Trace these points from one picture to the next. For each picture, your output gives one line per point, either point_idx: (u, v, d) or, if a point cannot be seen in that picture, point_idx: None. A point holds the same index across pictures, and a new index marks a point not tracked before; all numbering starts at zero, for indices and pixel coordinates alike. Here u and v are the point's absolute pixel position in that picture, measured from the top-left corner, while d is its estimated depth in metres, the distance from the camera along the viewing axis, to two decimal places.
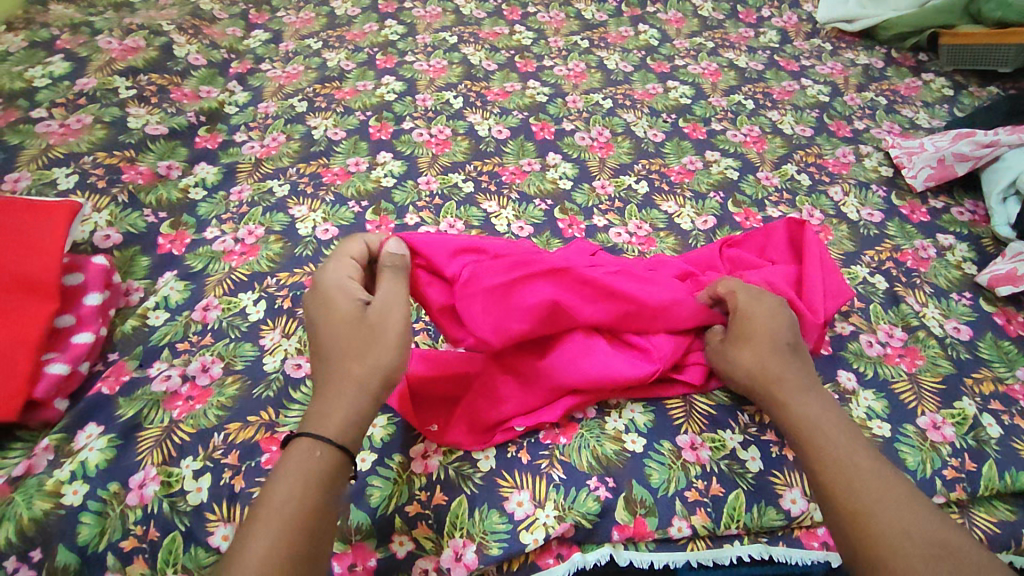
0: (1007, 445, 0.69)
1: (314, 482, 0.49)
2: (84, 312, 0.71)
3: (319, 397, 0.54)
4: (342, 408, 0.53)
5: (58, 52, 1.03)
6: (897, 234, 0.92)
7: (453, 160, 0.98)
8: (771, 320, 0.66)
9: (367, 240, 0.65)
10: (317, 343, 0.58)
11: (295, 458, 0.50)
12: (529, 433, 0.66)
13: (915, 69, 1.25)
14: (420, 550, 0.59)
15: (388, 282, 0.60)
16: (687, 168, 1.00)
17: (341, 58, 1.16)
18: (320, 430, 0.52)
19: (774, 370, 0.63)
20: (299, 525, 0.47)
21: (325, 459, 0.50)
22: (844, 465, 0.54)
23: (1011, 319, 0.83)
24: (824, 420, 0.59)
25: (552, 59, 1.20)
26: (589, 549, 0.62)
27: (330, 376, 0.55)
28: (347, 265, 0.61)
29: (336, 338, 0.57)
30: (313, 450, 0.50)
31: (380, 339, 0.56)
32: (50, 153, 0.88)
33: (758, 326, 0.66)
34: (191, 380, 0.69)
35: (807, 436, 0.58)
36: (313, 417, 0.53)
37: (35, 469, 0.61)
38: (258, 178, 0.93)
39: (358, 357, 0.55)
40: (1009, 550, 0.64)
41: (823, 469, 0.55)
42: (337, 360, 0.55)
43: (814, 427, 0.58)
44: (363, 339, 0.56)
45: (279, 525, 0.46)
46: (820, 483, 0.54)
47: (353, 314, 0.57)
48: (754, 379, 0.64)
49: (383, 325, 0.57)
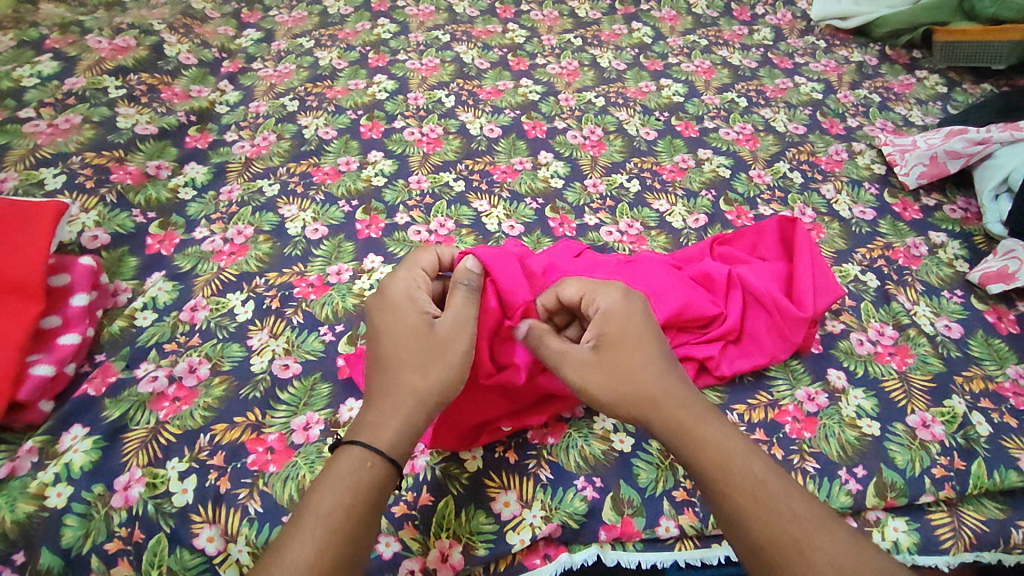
0: (996, 443, 0.69)
1: (362, 496, 0.48)
2: (70, 313, 0.70)
3: (374, 406, 0.53)
4: (397, 423, 0.52)
5: (47, 52, 1.02)
6: (889, 232, 0.92)
7: (444, 159, 0.98)
8: (641, 321, 0.57)
9: (439, 252, 0.63)
10: (380, 352, 0.56)
11: (345, 466, 0.49)
12: (517, 433, 0.67)
13: (908, 67, 1.25)
14: (407, 551, 0.59)
15: (459, 301, 0.58)
16: (679, 167, 1.00)
17: (332, 57, 1.15)
18: (374, 442, 0.50)
19: (667, 391, 0.53)
20: (342, 539, 0.46)
21: (374, 473, 0.49)
22: (780, 514, 0.47)
23: (1002, 317, 0.82)
24: (739, 455, 0.50)
25: (545, 58, 1.20)
26: (577, 549, 0.61)
27: (388, 388, 0.54)
28: (417, 274, 0.59)
29: (401, 352, 0.55)
30: (364, 463, 0.49)
31: (444, 360, 0.55)
32: (38, 153, 0.87)
33: (631, 333, 0.56)
34: (178, 380, 0.69)
35: (730, 478, 0.49)
36: (366, 427, 0.52)
37: (19, 472, 0.61)
38: (248, 178, 0.93)
39: (421, 374, 0.54)
40: (998, 548, 0.64)
41: (756, 522, 0.47)
42: (399, 373, 0.54)
43: (735, 462, 0.49)
44: (427, 357, 0.55)
45: (323, 535, 0.46)
46: (757, 540, 0.47)
47: (421, 328, 0.56)
48: (646, 397, 0.53)
49: (451, 345, 0.56)
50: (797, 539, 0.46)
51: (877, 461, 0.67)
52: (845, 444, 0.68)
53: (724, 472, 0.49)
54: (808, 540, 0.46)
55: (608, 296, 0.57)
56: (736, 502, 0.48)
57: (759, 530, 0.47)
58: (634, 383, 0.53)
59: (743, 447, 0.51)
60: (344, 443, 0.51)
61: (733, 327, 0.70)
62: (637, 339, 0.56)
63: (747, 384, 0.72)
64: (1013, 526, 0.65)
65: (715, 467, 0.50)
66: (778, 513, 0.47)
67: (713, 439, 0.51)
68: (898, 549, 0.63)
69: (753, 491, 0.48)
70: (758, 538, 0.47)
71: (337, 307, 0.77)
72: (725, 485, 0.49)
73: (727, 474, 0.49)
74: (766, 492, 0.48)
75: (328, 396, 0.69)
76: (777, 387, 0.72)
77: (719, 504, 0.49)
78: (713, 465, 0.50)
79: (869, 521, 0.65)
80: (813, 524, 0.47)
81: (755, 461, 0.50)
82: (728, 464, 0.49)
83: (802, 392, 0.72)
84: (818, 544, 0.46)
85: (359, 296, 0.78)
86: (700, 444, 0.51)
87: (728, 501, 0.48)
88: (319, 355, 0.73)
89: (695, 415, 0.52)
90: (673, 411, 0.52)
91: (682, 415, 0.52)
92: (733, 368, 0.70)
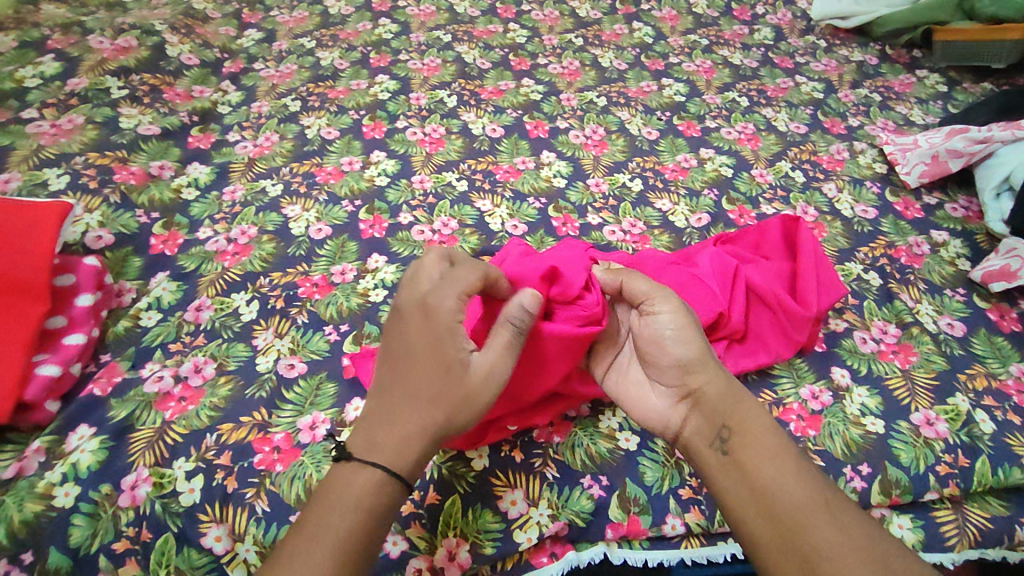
0: (999, 441, 0.69)
1: (378, 518, 0.51)
2: (76, 313, 0.71)
3: (393, 429, 0.54)
4: (409, 452, 0.53)
5: (49, 52, 1.02)
6: (892, 231, 0.92)
7: (447, 159, 0.98)
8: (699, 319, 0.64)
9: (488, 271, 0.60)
10: (405, 375, 0.55)
11: (365, 487, 0.51)
12: (523, 432, 0.67)
13: (909, 66, 1.25)
14: (414, 549, 0.59)
15: (499, 341, 0.57)
16: (682, 166, 1.00)
17: (335, 57, 1.15)
18: (394, 466, 0.52)
19: (718, 364, 0.60)
20: (354, 559, 0.49)
21: (392, 498, 0.52)
22: (814, 482, 0.53)
23: (1005, 314, 0.83)
24: (772, 427, 0.56)
25: (547, 57, 1.20)
26: (583, 547, 0.62)
27: (407, 416, 0.54)
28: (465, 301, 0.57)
29: (429, 386, 0.54)
30: (383, 486, 0.52)
31: (472, 405, 0.54)
32: (41, 154, 0.87)
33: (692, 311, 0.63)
34: (183, 380, 0.69)
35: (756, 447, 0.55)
36: (386, 449, 0.53)
37: (26, 472, 0.61)
38: (251, 178, 0.93)
39: (445, 411, 0.54)
40: (1002, 545, 0.65)
41: (791, 486, 0.52)
42: (420, 405, 0.54)
43: (759, 434, 0.55)
44: (454, 397, 0.54)
45: (338, 554, 0.48)
46: (792, 507, 0.51)
47: (455, 367, 0.55)
48: (703, 361, 0.58)
49: (479, 389, 0.55)
50: (829, 503, 0.51)
51: (881, 458, 0.67)
52: (850, 441, 0.68)
53: (766, 440, 0.55)
54: (839, 503, 0.52)
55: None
56: (771, 471, 0.53)
57: (795, 492, 0.52)
58: (697, 345, 0.59)
59: (778, 423, 0.57)
60: (359, 461, 0.53)
61: (740, 326, 0.70)
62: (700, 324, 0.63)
63: (752, 382, 0.73)
64: (1017, 523, 0.65)
65: (758, 436, 0.55)
66: (812, 481, 0.53)
67: (754, 416, 0.57)
68: None
69: (790, 459, 0.54)
70: (790, 500, 0.52)
71: (341, 307, 0.77)
72: (763, 457, 0.54)
73: (766, 446, 0.55)
74: (798, 464, 0.54)
75: (333, 396, 0.69)
76: (781, 385, 0.72)
77: (761, 469, 0.54)
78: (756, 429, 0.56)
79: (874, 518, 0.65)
80: (839, 494, 0.53)
81: (784, 437, 0.56)
82: (768, 433, 0.56)
83: (806, 391, 0.72)
84: (846, 508, 0.52)
85: (364, 296, 0.78)
86: (744, 417, 0.57)
87: (764, 470, 0.54)
88: (324, 354, 0.73)
89: (739, 391, 0.59)
90: (722, 380, 0.59)
91: (729, 386, 0.58)
92: (737, 367, 0.71)
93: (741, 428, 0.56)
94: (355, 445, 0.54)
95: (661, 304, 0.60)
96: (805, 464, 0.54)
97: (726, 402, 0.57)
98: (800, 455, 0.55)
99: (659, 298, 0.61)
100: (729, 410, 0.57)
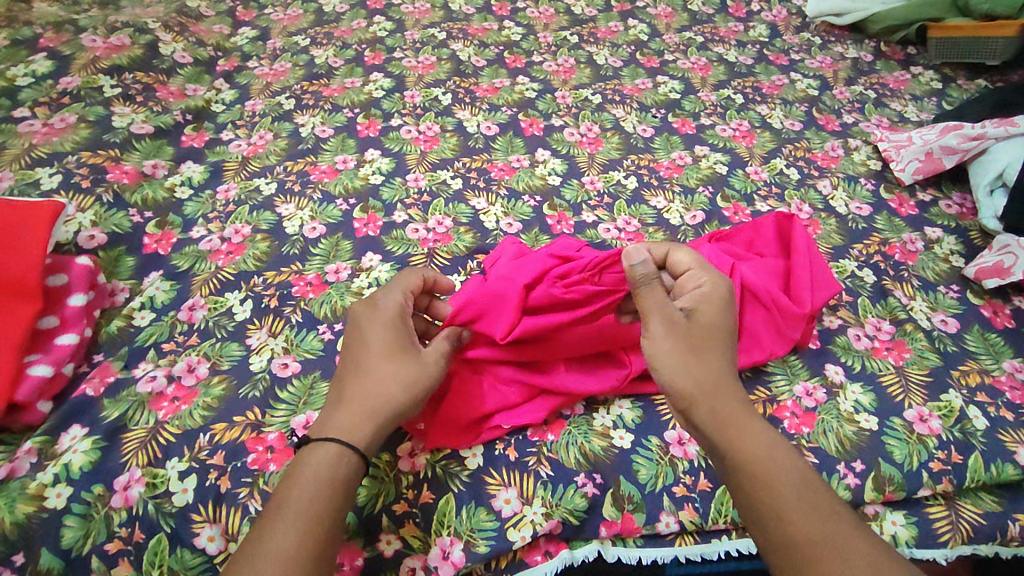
0: (992, 437, 0.70)
1: (338, 489, 0.51)
2: (68, 313, 0.70)
3: (347, 406, 0.55)
4: (366, 425, 0.54)
5: (41, 50, 1.02)
6: (886, 228, 0.92)
7: (442, 157, 0.98)
8: (727, 320, 0.59)
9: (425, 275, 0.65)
10: (358, 356, 0.58)
11: (322, 464, 0.52)
12: (517, 430, 0.66)
13: (903, 63, 1.26)
14: (408, 548, 0.60)
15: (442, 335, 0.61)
16: (676, 163, 1.00)
17: (329, 54, 1.15)
18: (350, 440, 0.53)
19: (723, 382, 0.56)
20: (323, 526, 0.49)
21: (350, 468, 0.52)
22: (814, 489, 0.51)
23: (998, 311, 0.83)
24: (771, 438, 0.54)
25: (541, 55, 1.20)
26: (578, 545, 0.62)
27: (363, 391, 0.56)
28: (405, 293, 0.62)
29: (377, 366, 0.57)
30: (341, 460, 0.52)
31: (425, 379, 0.57)
32: (33, 153, 0.87)
33: (711, 321, 0.58)
34: (176, 380, 0.69)
35: (761, 459, 0.52)
36: (341, 426, 0.54)
37: (17, 473, 0.61)
38: (245, 177, 0.93)
39: (400, 386, 0.56)
40: (995, 541, 0.65)
41: (790, 517, 0.49)
42: (376, 379, 0.56)
43: (763, 444, 0.53)
44: (409, 369, 0.57)
45: (303, 525, 0.48)
46: (805, 521, 0.49)
47: (405, 348, 0.58)
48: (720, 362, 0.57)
49: (427, 364, 0.58)
50: (832, 538, 0.48)
51: (875, 455, 0.67)
52: (843, 438, 0.68)
53: (765, 473, 0.52)
54: (844, 535, 0.49)
55: (716, 281, 0.61)
56: (785, 481, 0.51)
57: (797, 525, 0.49)
58: (696, 367, 0.56)
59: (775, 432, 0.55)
60: (316, 441, 0.53)
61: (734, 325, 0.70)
62: (720, 331, 0.58)
63: (745, 380, 0.72)
64: (1010, 519, 0.66)
65: (754, 466, 0.52)
66: (816, 512, 0.50)
67: (756, 427, 0.54)
68: (896, 542, 0.64)
69: (793, 489, 0.51)
70: (790, 532, 0.49)
71: (335, 306, 0.77)
72: (770, 467, 0.52)
73: (770, 453, 0.53)
74: (799, 471, 0.52)
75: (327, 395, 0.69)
76: (775, 383, 0.73)
77: (756, 499, 0.51)
78: (754, 460, 0.52)
79: (867, 515, 0.65)
80: (849, 523, 0.49)
81: (794, 463, 0.53)
82: (772, 460, 0.52)
83: (800, 388, 0.72)
84: (852, 541, 0.48)
85: (358, 295, 0.78)
86: (743, 445, 0.53)
87: (774, 481, 0.51)
88: (318, 354, 0.73)
89: (741, 410, 0.55)
90: (723, 401, 0.55)
91: (729, 409, 0.55)
92: None
93: (746, 440, 0.53)
94: (314, 430, 0.55)
95: (660, 326, 0.57)
96: (811, 493, 0.51)
97: (727, 412, 0.55)
98: (805, 479, 0.52)
99: (663, 312, 0.58)
100: (727, 434, 0.54)
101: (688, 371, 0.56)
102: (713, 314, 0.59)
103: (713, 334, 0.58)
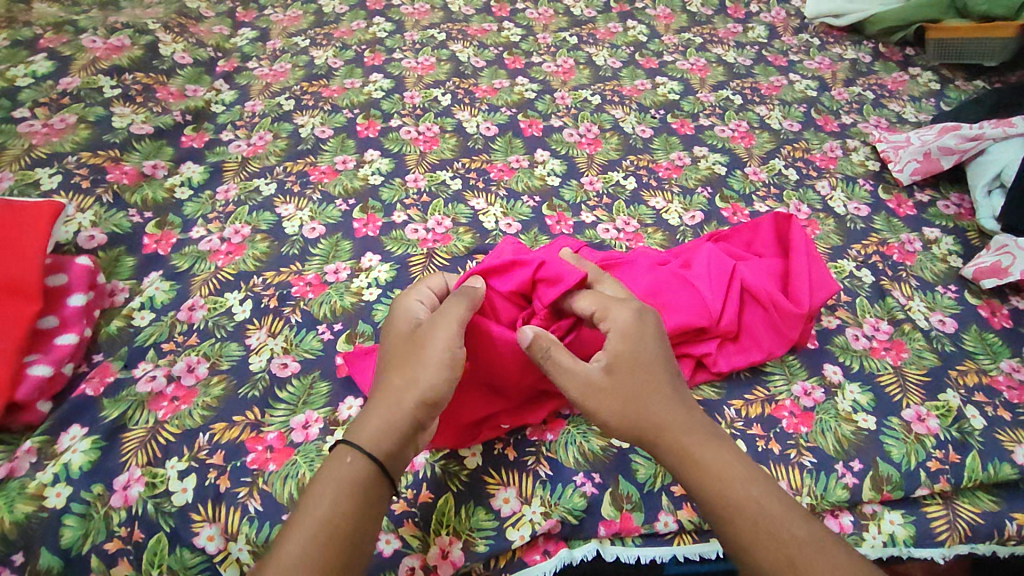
0: (990, 436, 0.70)
1: (346, 493, 0.50)
2: (68, 313, 0.70)
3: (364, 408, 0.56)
4: (374, 418, 0.53)
5: (41, 52, 1.02)
6: (884, 228, 0.93)
7: (441, 158, 0.98)
8: (651, 344, 0.58)
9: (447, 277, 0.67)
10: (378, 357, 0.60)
11: (330, 472, 0.51)
12: (516, 430, 0.67)
13: (902, 64, 1.26)
14: (407, 548, 0.59)
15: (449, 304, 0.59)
16: (676, 164, 1.00)
17: (328, 55, 1.15)
18: (354, 438, 0.52)
19: (671, 414, 0.55)
20: (338, 534, 0.48)
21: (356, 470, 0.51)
22: (777, 512, 0.51)
23: (996, 311, 0.83)
24: (729, 462, 0.53)
25: (541, 56, 1.20)
26: (577, 544, 0.62)
27: (377, 388, 0.56)
28: (423, 292, 0.63)
29: (387, 361, 0.58)
30: (344, 459, 0.51)
31: (422, 356, 0.55)
32: (33, 153, 0.87)
33: (632, 358, 0.56)
34: (176, 380, 0.69)
35: (718, 488, 0.52)
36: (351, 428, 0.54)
37: (17, 472, 0.61)
38: (245, 178, 0.93)
39: (400, 371, 0.56)
40: (993, 540, 0.65)
41: (750, 547, 0.50)
42: (384, 375, 0.56)
43: (719, 471, 0.53)
44: (412, 355, 0.56)
45: (321, 528, 0.48)
46: (765, 550, 0.49)
47: (407, 336, 0.59)
48: (657, 392, 0.56)
49: (430, 341, 0.56)
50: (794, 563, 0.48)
51: (873, 454, 0.67)
52: (842, 438, 0.68)
53: (723, 501, 0.52)
54: (805, 559, 0.48)
55: (625, 313, 0.59)
56: (745, 507, 0.51)
57: (759, 552, 0.49)
58: (641, 408, 0.55)
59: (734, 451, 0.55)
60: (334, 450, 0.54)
61: (732, 326, 0.70)
62: (648, 363, 0.57)
63: (744, 380, 0.73)
64: (1007, 518, 0.66)
65: (713, 496, 0.52)
66: (778, 537, 0.49)
67: (712, 454, 0.54)
68: (894, 542, 0.64)
69: (754, 518, 0.50)
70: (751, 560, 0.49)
71: (335, 306, 0.77)
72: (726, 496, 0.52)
73: (727, 480, 0.52)
74: (757, 495, 0.52)
75: (326, 395, 0.69)
76: (773, 383, 0.73)
77: (719, 528, 0.52)
78: (713, 493, 0.52)
79: (865, 514, 0.66)
80: (810, 544, 0.49)
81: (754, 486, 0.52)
82: (730, 491, 0.52)
83: (799, 387, 0.72)
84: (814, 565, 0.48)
85: (358, 296, 0.78)
86: (701, 476, 0.53)
87: (734, 510, 0.51)
88: (317, 354, 0.73)
89: (695, 439, 0.54)
90: (676, 435, 0.55)
91: (685, 439, 0.54)
92: (730, 364, 0.71)
93: (700, 469, 0.53)
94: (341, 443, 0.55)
95: (582, 384, 0.56)
96: (772, 517, 0.50)
97: (678, 445, 0.54)
98: (768, 503, 0.51)
99: (580, 370, 0.56)
100: (684, 468, 0.54)
101: (629, 414, 0.55)
102: (626, 349, 0.57)
103: (636, 367, 0.56)
